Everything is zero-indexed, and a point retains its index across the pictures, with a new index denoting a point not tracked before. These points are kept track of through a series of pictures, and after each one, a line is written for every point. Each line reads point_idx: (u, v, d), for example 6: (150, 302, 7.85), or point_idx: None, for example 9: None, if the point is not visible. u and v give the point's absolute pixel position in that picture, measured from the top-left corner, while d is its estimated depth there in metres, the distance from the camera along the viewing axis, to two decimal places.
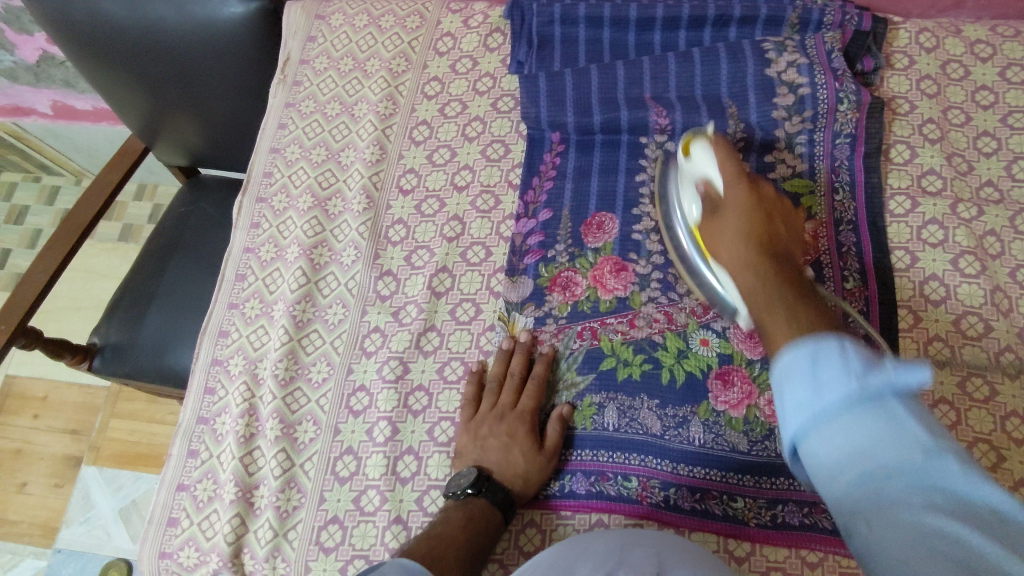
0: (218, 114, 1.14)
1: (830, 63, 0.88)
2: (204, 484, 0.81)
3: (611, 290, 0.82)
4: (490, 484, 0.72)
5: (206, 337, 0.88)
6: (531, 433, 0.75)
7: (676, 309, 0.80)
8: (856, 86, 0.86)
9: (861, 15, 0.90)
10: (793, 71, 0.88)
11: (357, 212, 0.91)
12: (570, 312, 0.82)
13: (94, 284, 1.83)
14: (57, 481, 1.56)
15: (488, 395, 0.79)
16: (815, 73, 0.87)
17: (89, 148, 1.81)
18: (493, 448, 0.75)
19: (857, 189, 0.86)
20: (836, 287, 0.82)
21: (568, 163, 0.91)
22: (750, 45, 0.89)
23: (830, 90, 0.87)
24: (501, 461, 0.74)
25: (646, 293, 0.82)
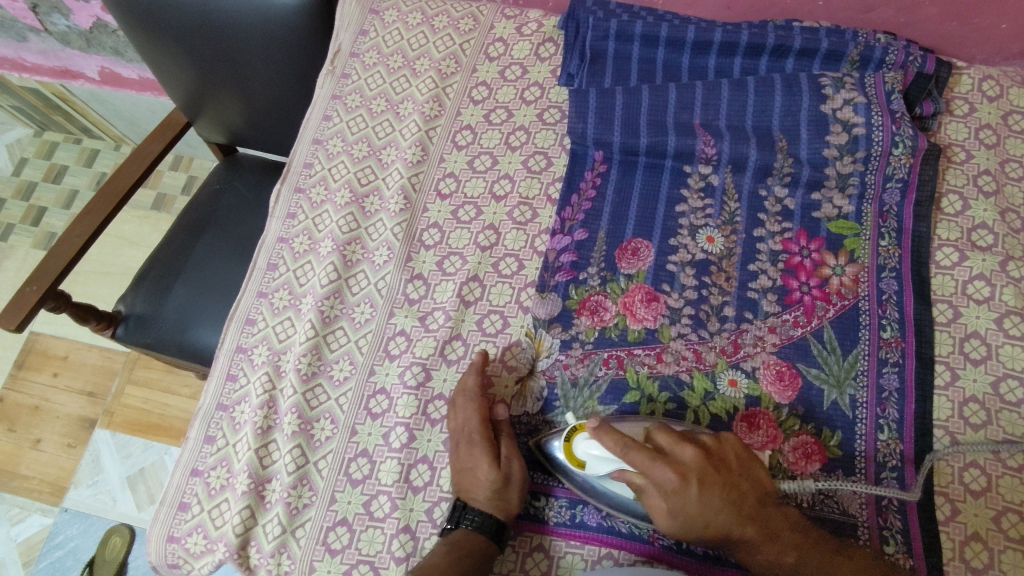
0: (263, 93, 1.14)
1: (889, 104, 0.85)
2: (218, 471, 0.81)
3: (640, 321, 0.82)
4: (467, 512, 0.71)
5: (232, 323, 0.88)
6: (489, 451, 0.73)
7: (705, 348, 0.80)
8: (914, 131, 0.84)
9: (926, 58, 0.87)
10: (850, 110, 0.86)
11: (393, 212, 0.91)
12: (597, 338, 0.81)
13: (124, 250, 1.85)
14: (70, 442, 1.58)
15: (450, 419, 0.78)
16: (872, 113, 0.85)
17: (131, 116, 1.83)
18: (464, 473, 0.74)
19: (903, 236, 0.84)
20: (872, 336, 0.80)
21: (610, 182, 0.90)
22: (807, 79, 0.87)
23: (887, 133, 0.84)
24: (470, 486, 0.73)
25: (676, 329, 0.81)
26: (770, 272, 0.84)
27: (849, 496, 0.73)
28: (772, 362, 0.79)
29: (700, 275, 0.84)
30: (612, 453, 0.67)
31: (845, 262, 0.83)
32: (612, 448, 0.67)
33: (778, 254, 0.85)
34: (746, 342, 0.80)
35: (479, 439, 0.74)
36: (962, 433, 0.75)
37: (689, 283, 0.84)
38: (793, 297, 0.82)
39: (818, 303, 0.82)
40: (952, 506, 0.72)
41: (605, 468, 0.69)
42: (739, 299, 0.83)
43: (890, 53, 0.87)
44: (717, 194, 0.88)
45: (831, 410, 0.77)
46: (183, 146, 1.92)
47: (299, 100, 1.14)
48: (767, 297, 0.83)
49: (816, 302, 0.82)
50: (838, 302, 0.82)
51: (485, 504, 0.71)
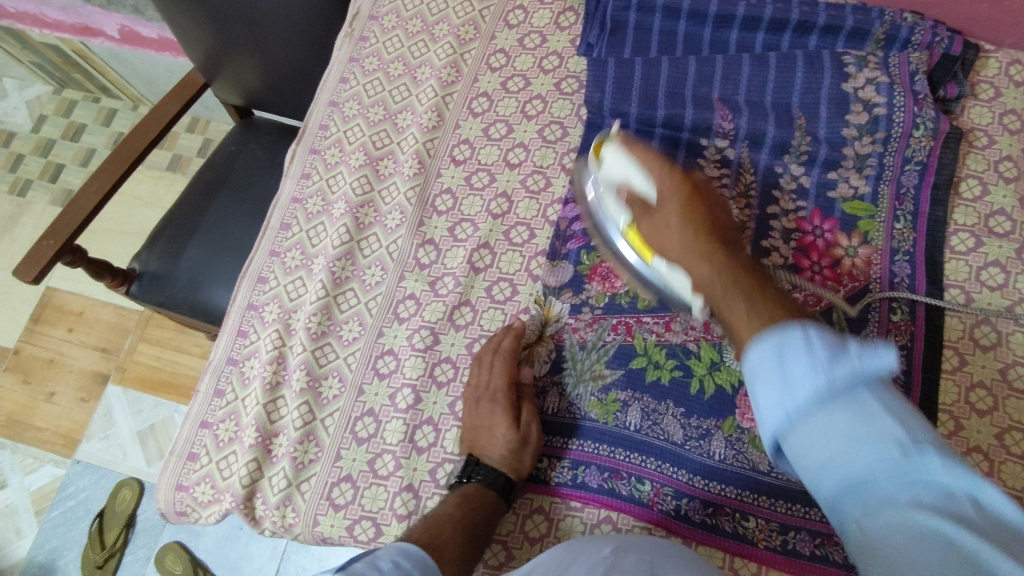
0: (278, 43, 1.12)
1: (912, 84, 0.84)
2: (227, 424, 0.82)
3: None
4: (480, 468, 0.73)
5: (245, 280, 0.89)
6: (509, 410, 0.74)
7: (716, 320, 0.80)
8: (936, 113, 0.83)
9: (952, 39, 0.86)
10: (871, 89, 0.85)
11: (407, 175, 0.91)
12: (607, 304, 0.82)
13: (140, 210, 1.86)
14: (84, 395, 1.61)
15: (469, 377, 0.79)
16: (894, 94, 0.84)
17: (150, 75, 1.83)
18: (480, 430, 0.75)
19: (919, 219, 0.83)
20: (882, 318, 0.79)
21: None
22: (830, 57, 0.86)
23: (908, 113, 0.84)
24: (487, 443, 0.74)
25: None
26: (783, 250, 0.84)
27: None
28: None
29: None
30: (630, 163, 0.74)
31: (858, 243, 0.83)
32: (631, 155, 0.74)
33: (791, 233, 0.85)
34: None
35: (502, 399, 0.75)
36: (967, 418, 0.75)
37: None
38: (803, 276, 0.83)
39: (828, 283, 0.82)
40: None
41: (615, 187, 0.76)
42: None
43: (916, 33, 0.85)
44: (733, 170, 0.88)
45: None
46: (201, 108, 1.92)
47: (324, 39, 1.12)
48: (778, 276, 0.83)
49: (826, 282, 0.82)
50: (849, 283, 0.82)
51: (500, 461, 0.73)
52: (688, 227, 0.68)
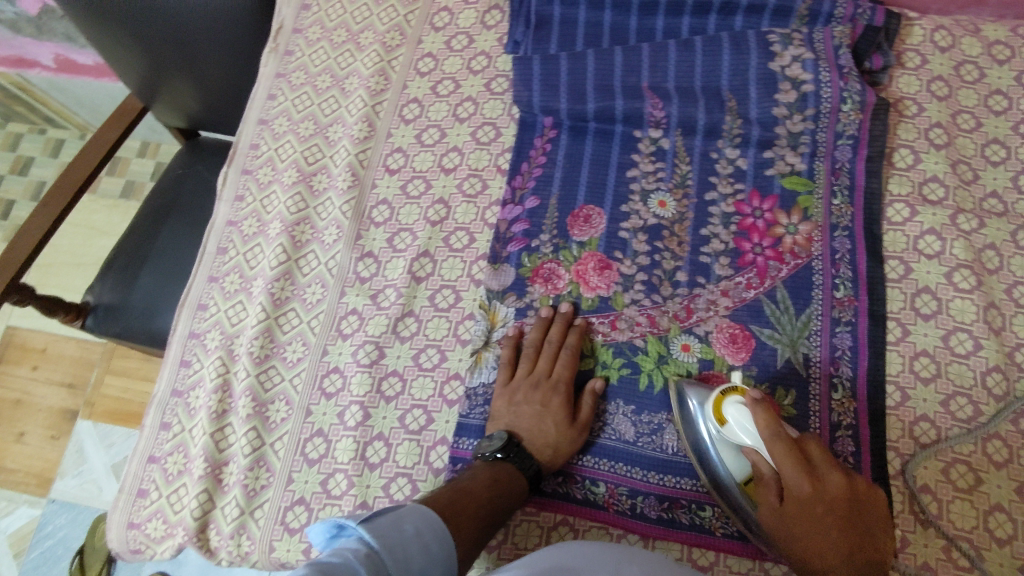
0: (207, 59, 1.08)
1: (837, 59, 0.84)
2: (175, 457, 0.81)
3: (594, 287, 0.82)
4: (519, 450, 0.72)
5: (184, 308, 0.88)
6: (565, 405, 0.75)
7: (659, 312, 0.80)
8: (862, 86, 0.83)
9: (874, 9, 0.85)
10: (798, 66, 0.85)
11: (341, 189, 0.90)
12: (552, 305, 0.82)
13: (95, 240, 1.83)
14: (53, 434, 1.59)
15: (524, 361, 0.78)
16: (819, 70, 0.84)
17: (92, 103, 1.79)
18: (526, 415, 0.75)
19: (855, 193, 0.83)
20: (826, 295, 0.79)
21: (559, 150, 0.89)
22: (755, 36, 0.86)
23: (835, 89, 0.84)
24: (531, 430, 0.74)
25: (629, 295, 0.81)
26: (723, 236, 0.83)
27: None
28: (725, 326, 0.79)
29: (653, 241, 0.83)
30: (758, 438, 0.64)
31: (798, 220, 0.82)
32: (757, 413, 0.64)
33: (731, 217, 0.84)
34: (698, 305, 0.80)
35: (564, 389, 0.76)
36: (913, 387, 0.75)
37: (642, 249, 0.83)
38: (745, 259, 0.82)
39: (771, 263, 0.81)
40: (902, 459, 0.73)
41: (718, 406, 0.69)
42: (692, 264, 0.82)
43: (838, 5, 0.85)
44: (669, 157, 0.87)
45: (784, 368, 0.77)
46: (147, 132, 1.89)
47: (252, 51, 1.09)
48: (719, 261, 0.82)
49: (769, 262, 0.81)
50: (791, 261, 0.81)
51: (540, 453, 0.73)
52: (790, 520, 0.60)
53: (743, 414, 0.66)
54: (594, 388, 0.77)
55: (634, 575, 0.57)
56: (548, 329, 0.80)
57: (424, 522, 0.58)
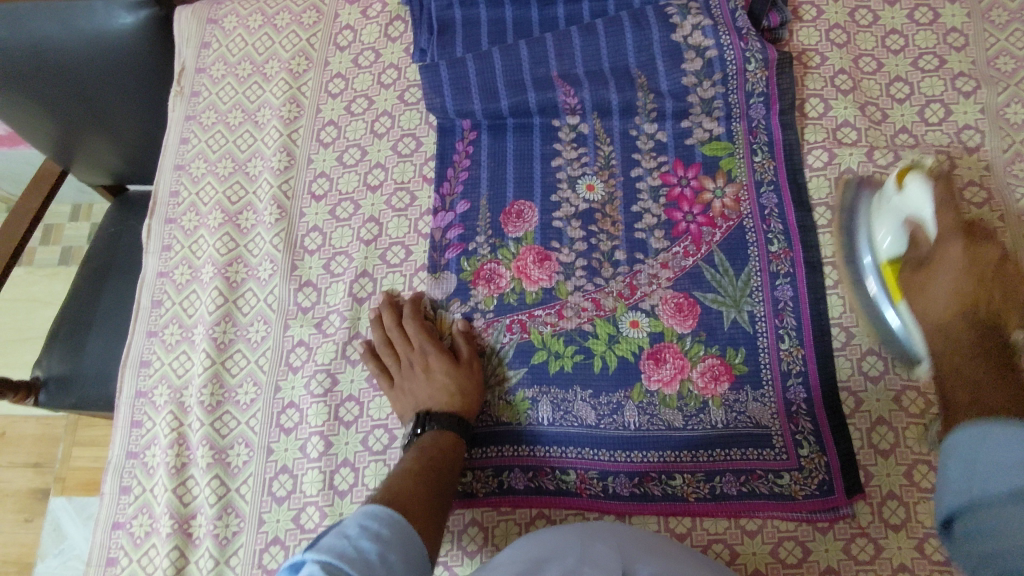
0: (114, 108, 1.05)
1: (734, 22, 0.85)
2: (140, 519, 0.79)
3: (537, 280, 0.82)
4: (434, 416, 0.74)
5: (127, 369, 0.85)
6: (441, 355, 0.77)
7: (603, 294, 0.81)
8: (762, 43, 0.85)
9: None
10: (699, 35, 0.86)
11: (269, 223, 0.88)
12: (497, 305, 0.82)
13: (39, 312, 1.78)
14: (26, 516, 1.54)
15: (384, 354, 0.79)
16: (720, 34, 0.85)
17: (12, 174, 1.75)
18: (418, 388, 0.77)
19: (775, 148, 0.85)
20: (761, 251, 0.81)
21: (482, 150, 0.89)
22: (654, 10, 0.87)
23: (737, 50, 0.85)
24: (429, 396, 0.76)
25: (572, 282, 0.82)
26: (654, 210, 0.84)
27: (759, 409, 0.75)
28: (669, 297, 0.80)
29: (587, 226, 0.84)
30: (929, 206, 0.65)
31: (724, 183, 0.84)
32: (939, 198, 0.65)
33: (659, 190, 0.85)
34: (641, 282, 0.81)
35: (430, 347, 0.78)
36: (856, 326, 0.78)
37: (577, 236, 0.84)
38: (679, 229, 0.83)
39: (704, 229, 0.83)
40: (856, 398, 0.75)
41: (897, 218, 0.69)
42: (628, 241, 0.83)
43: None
44: (590, 141, 0.88)
45: (732, 330, 0.78)
46: (75, 194, 1.84)
47: (157, 93, 1.05)
48: (654, 235, 0.83)
49: (702, 229, 0.83)
50: (724, 224, 0.83)
51: (448, 406, 0.75)
52: (962, 290, 0.63)
53: (926, 186, 0.66)
54: (460, 329, 0.80)
55: (601, 555, 0.57)
56: (384, 321, 0.81)
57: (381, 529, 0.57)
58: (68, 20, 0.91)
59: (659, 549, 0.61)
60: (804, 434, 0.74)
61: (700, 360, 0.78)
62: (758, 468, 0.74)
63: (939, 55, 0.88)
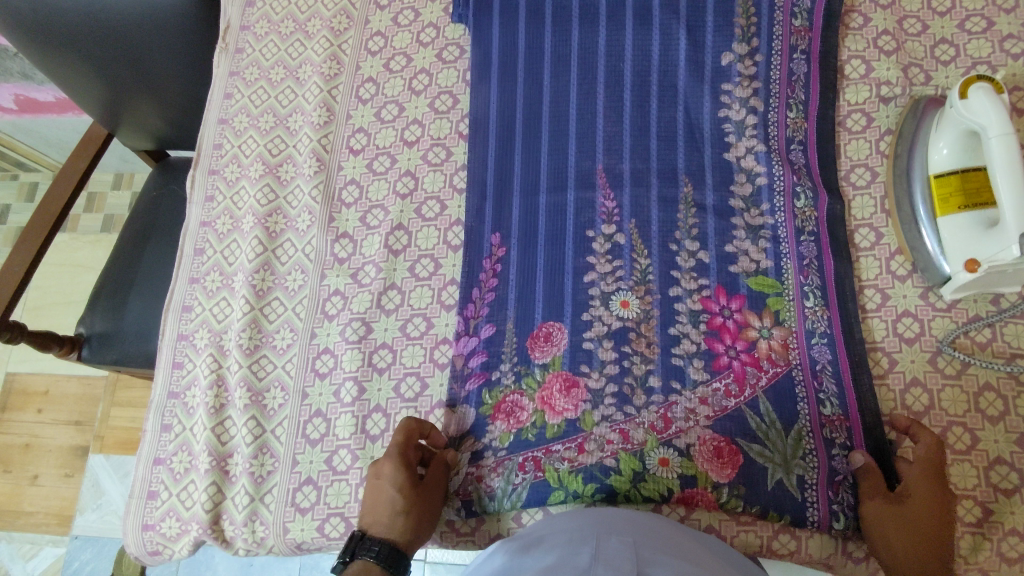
0: (161, 68, 1.09)
1: (789, 154, 0.82)
2: (180, 456, 0.82)
3: (560, 412, 0.75)
4: (365, 544, 0.64)
5: (170, 313, 0.88)
6: (400, 467, 0.69)
7: (632, 425, 0.73)
8: (816, 188, 0.80)
9: (808, 76, 0.84)
10: (752, 158, 0.81)
11: (308, 175, 0.90)
12: (512, 443, 0.75)
13: (83, 277, 1.84)
14: (68, 472, 1.59)
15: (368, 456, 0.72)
16: (772, 162, 0.81)
17: (60, 141, 1.80)
18: (367, 501, 0.69)
19: (829, 294, 0.76)
20: (813, 413, 0.72)
21: (510, 267, 0.82)
22: (710, 126, 0.83)
23: (789, 182, 0.80)
24: (371, 513, 0.67)
25: (599, 413, 0.74)
26: (693, 335, 0.76)
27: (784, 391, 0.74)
28: (708, 438, 0.72)
29: (619, 347, 0.76)
30: (990, 118, 0.68)
31: (771, 324, 0.75)
32: (1000, 107, 0.68)
33: (699, 315, 0.77)
34: (676, 415, 0.73)
35: (395, 452, 0.70)
36: (892, 287, 0.77)
37: (609, 358, 0.76)
38: (720, 363, 0.75)
39: (748, 369, 0.74)
40: (889, 358, 0.75)
41: (959, 130, 0.72)
42: (663, 367, 0.75)
43: (775, 38, 0.85)
44: (625, 252, 0.80)
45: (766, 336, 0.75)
46: (117, 162, 1.88)
47: (203, 50, 1.09)
48: (693, 364, 0.75)
49: (746, 368, 0.74)
50: (770, 369, 0.74)
51: (386, 530, 0.66)
52: (913, 514, 0.64)
53: (989, 98, 0.69)
54: (446, 458, 0.74)
55: (615, 546, 0.54)
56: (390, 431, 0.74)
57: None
58: None
59: (681, 552, 0.57)
60: (828, 395, 0.73)
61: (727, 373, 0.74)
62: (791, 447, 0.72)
63: (987, 17, 0.85)
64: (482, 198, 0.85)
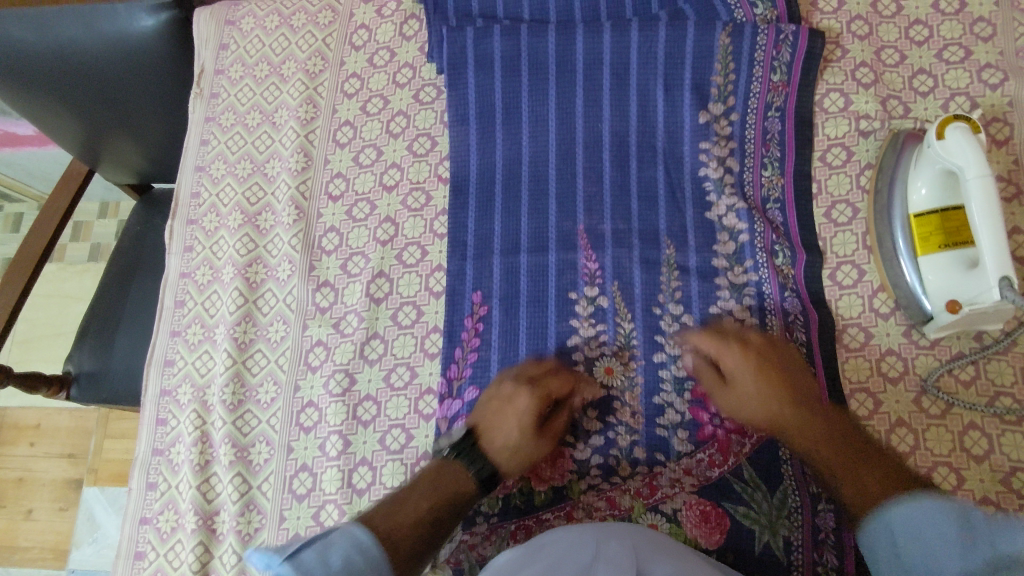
0: (139, 110, 1.07)
1: (766, 213, 0.82)
2: (166, 515, 0.81)
3: (547, 480, 0.77)
4: (470, 451, 0.70)
5: (152, 367, 0.88)
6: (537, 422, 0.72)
7: (619, 493, 0.76)
8: (793, 247, 0.80)
9: (783, 133, 0.83)
10: (733, 216, 0.81)
11: (288, 224, 0.90)
12: (501, 508, 0.77)
13: (72, 307, 1.83)
14: (62, 505, 1.58)
15: (513, 385, 0.75)
16: (754, 220, 0.80)
17: (43, 173, 1.79)
18: (490, 414, 0.72)
19: (813, 350, 0.77)
20: (796, 471, 0.73)
21: (492, 329, 0.81)
22: (690, 185, 0.83)
23: (768, 241, 0.80)
24: (493, 419, 0.72)
25: (586, 480, 0.77)
26: (677, 404, 0.77)
27: (770, 446, 0.74)
28: (694, 501, 0.74)
29: (604, 416, 0.78)
30: (969, 160, 0.67)
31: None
32: (977, 150, 0.67)
33: (684, 381, 0.78)
34: (661, 483, 0.75)
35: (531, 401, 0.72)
36: (875, 325, 0.77)
37: (594, 428, 0.78)
38: (704, 432, 0.76)
39: (732, 437, 0.75)
40: (874, 398, 0.75)
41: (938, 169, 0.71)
42: (649, 437, 0.77)
43: (752, 96, 0.83)
44: (609, 315, 0.80)
45: None
46: (102, 191, 1.86)
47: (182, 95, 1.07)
48: (677, 434, 0.76)
49: (730, 436, 0.75)
50: (754, 434, 0.75)
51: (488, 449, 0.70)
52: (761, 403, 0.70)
53: (967, 139, 0.68)
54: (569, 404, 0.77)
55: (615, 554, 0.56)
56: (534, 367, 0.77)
57: (340, 534, 0.57)
58: (92, 22, 0.94)
59: (680, 554, 0.59)
60: None
61: (712, 442, 0.75)
62: (780, 503, 0.72)
63: (965, 47, 0.84)
64: (463, 243, 0.85)
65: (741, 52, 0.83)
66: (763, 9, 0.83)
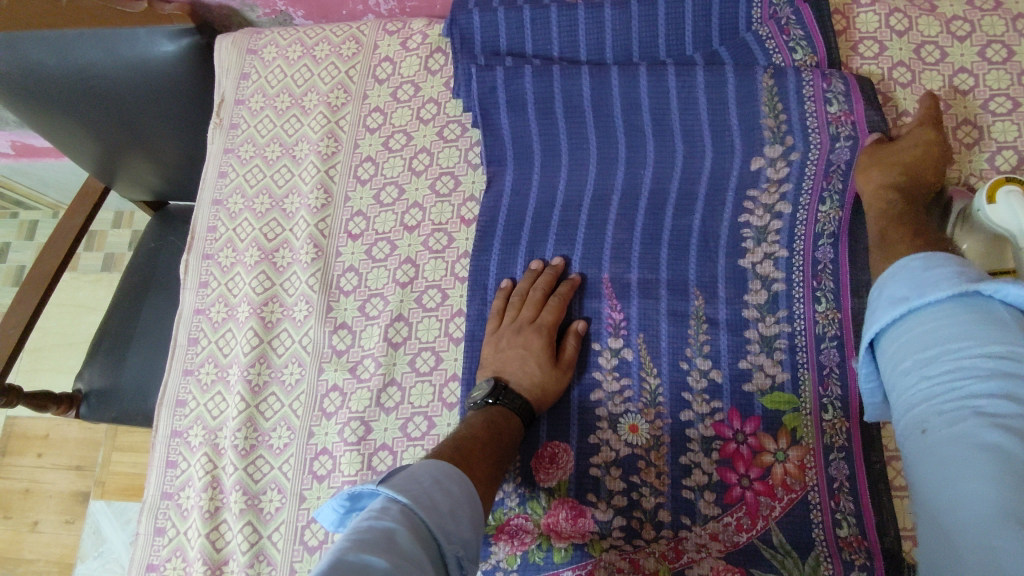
0: (156, 133, 1.05)
1: (813, 254, 0.77)
2: (173, 562, 0.80)
3: (567, 537, 0.74)
4: (508, 393, 0.73)
5: (163, 408, 0.87)
6: (548, 346, 0.75)
7: (643, 555, 0.73)
8: (835, 285, 0.75)
9: (850, 164, 0.76)
10: (769, 264, 0.78)
11: (305, 262, 0.88)
12: (521, 566, 0.74)
13: (83, 317, 1.81)
14: (68, 518, 1.55)
15: (508, 309, 0.79)
16: (793, 267, 0.77)
17: (59, 183, 1.77)
18: (511, 358, 0.76)
19: (850, 406, 0.72)
20: (829, 538, 0.69)
21: None
22: (723, 234, 0.79)
23: (808, 289, 0.76)
24: (517, 373, 0.75)
25: (608, 539, 0.74)
26: (704, 464, 0.74)
27: (802, 510, 0.70)
28: (721, 568, 0.71)
29: (628, 475, 0.75)
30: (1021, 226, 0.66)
31: (786, 445, 0.72)
32: None
33: (712, 441, 0.74)
34: (687, 547, 0.72)
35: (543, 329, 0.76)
36: None
37: (616, 487, 0.75)
38: (733, 493, 0.72)
39: (762, 499, 0.72)
40: None
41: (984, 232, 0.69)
42: (674, 499, 0.73)
43: (811, 131, 0.77)
44: (634, 369, 0.78)
45: (784, 461, 0.72)
46: (117, 201, 1.85)
47: (199, 118, 1.04)
48: (704, 497, 0.73)
49: (759, 498, 0.72)
50: (785, 496, 0.71)
51: (518, 386, 0.74)
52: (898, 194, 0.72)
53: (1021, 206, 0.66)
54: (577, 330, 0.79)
55: None
56: (536, 281, 0.80)
57: (357, 528, 0.48)
58: (110, 47, 0.91)
59: None
60: (844, 515, 0.69)
61: (741, 505, 0.72)
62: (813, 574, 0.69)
63: (1013, 97, 0.80)
64: (485, 290, 0.82)
65: (788, 93, 0.77)
66: (803, 55, 0.79)
